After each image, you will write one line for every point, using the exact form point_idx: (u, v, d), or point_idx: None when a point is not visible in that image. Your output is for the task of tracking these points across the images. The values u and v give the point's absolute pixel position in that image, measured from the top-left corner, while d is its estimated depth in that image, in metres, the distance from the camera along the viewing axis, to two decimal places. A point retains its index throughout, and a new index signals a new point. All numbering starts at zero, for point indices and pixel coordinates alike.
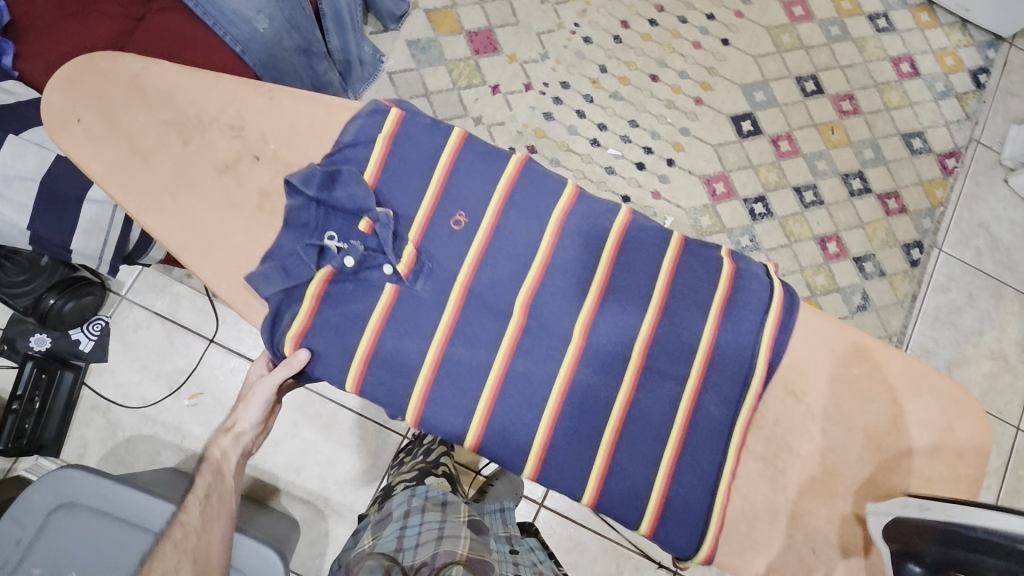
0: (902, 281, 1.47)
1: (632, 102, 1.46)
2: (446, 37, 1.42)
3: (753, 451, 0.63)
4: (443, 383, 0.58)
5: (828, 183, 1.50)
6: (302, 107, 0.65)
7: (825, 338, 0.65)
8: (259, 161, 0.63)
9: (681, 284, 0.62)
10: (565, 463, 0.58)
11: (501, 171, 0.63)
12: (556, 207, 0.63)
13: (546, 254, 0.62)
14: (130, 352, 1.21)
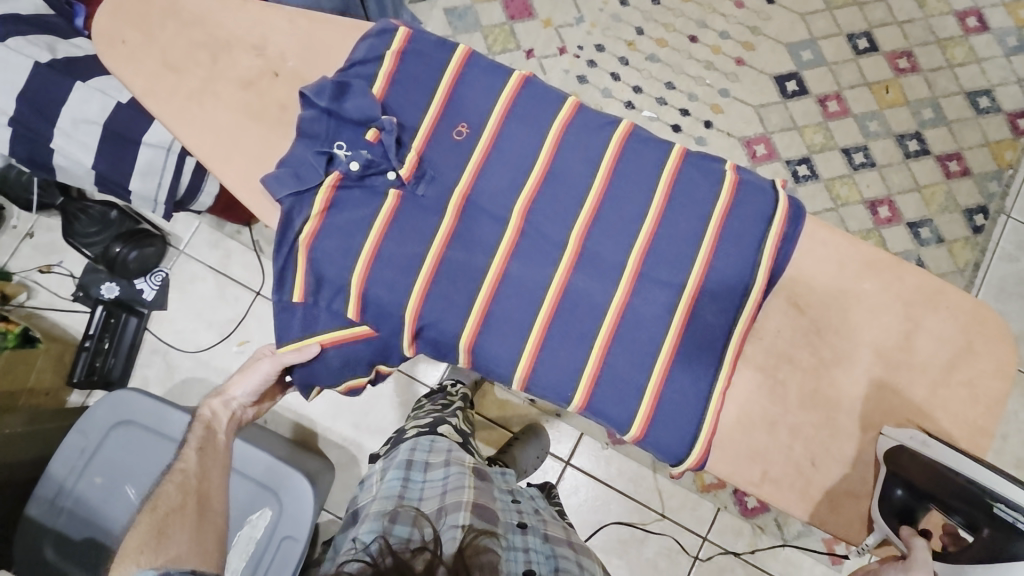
0: (963, 248, 1.37)
1: (669, 64, 1.44)
2: (482, 4, 1.45)
3: (754, 361, 0.67)
4: (443, 283, 0.63)
5: (880, 144, 1.42)
6: (328, 37, 0.69)
7: (838, 253, 0.68)
8: (278, 78, 0.68)
9: (679, 195, 0.64)
10: (559, 361, 0.63)
11: (504, 83, 0.66)
12: (557, 120, 0.66)
13: (545, 163, 0.65)
14: (186, 301, 1.31)
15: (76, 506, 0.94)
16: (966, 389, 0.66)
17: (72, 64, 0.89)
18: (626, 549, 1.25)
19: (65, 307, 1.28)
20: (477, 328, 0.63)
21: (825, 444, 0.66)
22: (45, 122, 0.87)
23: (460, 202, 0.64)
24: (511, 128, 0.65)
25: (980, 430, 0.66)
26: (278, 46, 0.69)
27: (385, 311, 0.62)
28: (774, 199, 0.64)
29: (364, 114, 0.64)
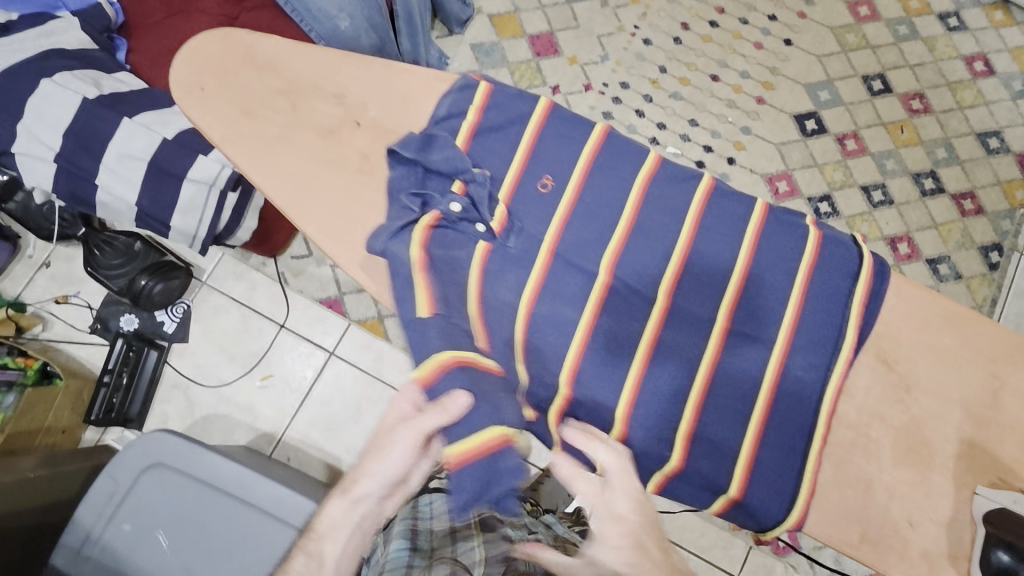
0: (981, 284, 1.40)
1: (691, 101, 1.47)
2: (509, 41, 1.48)
3: (845, 420, 0.65)
4: (537, 335, 0.64)
5: (897, 182, 1.45)
6: (403, 85, 0.70)
7: (922, 309, 0.66)
8: (360, 127, 0.69)
9: (764, 251, 0.66)
10: (654, 418, 0.63)
11: (585, 138, 0.68)
12: (638, 175, 0.68)
13: (629, 219, 0.67)
14: (208, 334, 1.27)
15: (102, 555, 0.89)
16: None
17: (118, 100, 0.87)
18: None
19: (82, 340, 1.24)
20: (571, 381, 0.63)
21: (921, 502, 0.62)
22: (89, 158, 0.86)
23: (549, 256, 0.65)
24: (594, 183, 0.68)
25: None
26: (362, 96, 0.70)
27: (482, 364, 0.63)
28: (858, 257, 0.66)
29: (454, 166, 0.65)
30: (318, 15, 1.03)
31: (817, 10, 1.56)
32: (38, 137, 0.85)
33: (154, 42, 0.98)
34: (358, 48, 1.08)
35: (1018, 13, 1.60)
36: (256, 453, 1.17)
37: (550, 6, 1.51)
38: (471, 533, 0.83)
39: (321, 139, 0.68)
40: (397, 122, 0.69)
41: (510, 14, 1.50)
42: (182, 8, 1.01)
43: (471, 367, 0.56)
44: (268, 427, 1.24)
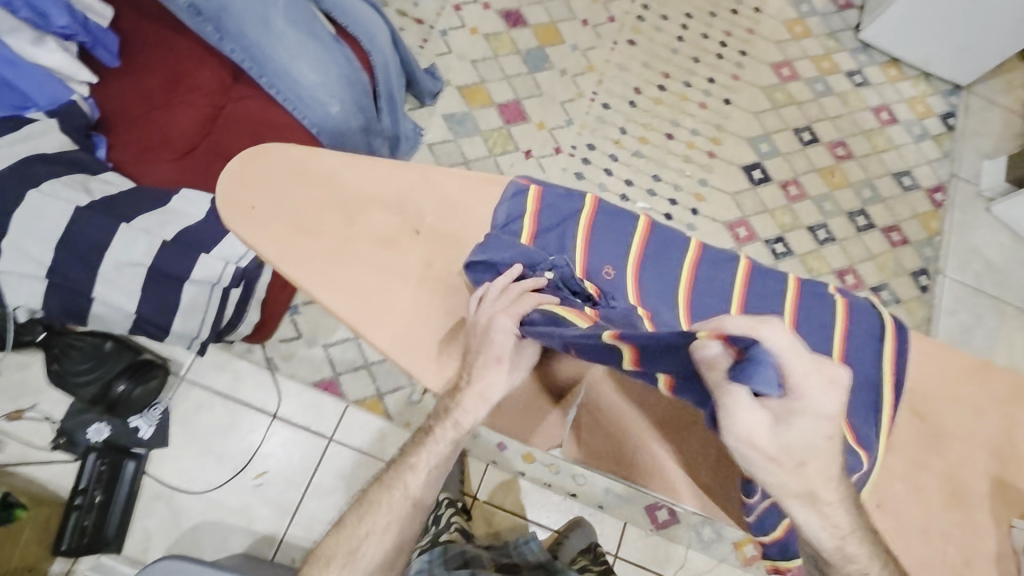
0: (917, 306, 1.58)
1: (652, 158, 1.58)
2: (479, 110, 1.53)
3: (898, 474, 0.68)
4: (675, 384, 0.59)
5: (836, 221, 1.63)
6: (449, 189, 0.75)
7: (940, 363, 0.73)
8: (418, 236, 0.72)
9: (803, 321, 0.72)
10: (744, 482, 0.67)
11: (632, 231, 0.73)
12: (685, 261, 0.73)
13: (685, 301, 0.72)
14: (191, 435, 1.18)
15: None
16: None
17: (113, 208, 0.84)
18: None
19: (42, 459, 1.12)
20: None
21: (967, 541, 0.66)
22: (84, 270, 0.82)
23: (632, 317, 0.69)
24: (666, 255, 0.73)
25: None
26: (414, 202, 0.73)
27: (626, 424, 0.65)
28: (881, 322, 0.72)
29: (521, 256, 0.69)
30: (309, 101, 1.02)
31: (747, 72, 1.74)
32: (26, 252, 0.80)
33: (136, 137, 0.97)
34: (348, 130, 1.07)
35: (906, 69, 1.87)
36: (259, 560, 1.08)
37: (514, 77, 1.59)
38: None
39: (372, 248, 0.71)
40: (446, 223, 0.73)
41: (477, 85, 1.56)
42: (164, 100, 0.99)
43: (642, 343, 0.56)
44: (267, 528, 1.15)
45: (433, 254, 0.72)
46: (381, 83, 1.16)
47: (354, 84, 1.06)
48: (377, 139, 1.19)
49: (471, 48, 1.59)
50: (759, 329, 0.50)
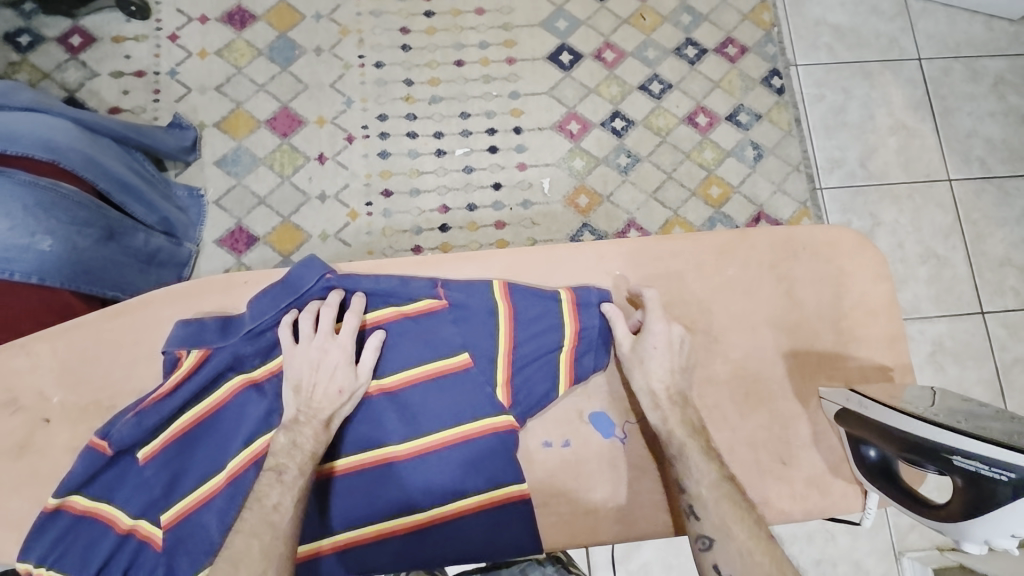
0: (779, 111, 1.48)
1: (451, 97, 1.42)
2: (248, 139, 1.37)
3: (711, 380, 0.65)
4: (427, 392, 0.60)
5: (666, 65, 1.48)
6: (81, 340, 0.66)
7: (691, 256, 0.67)
8: (51, 422, 0.65)
9: (343, 503, 0.60)
10: (456, 478, 0.60)
11: (219, 404, 0.60)
12: (238, 454, 0.60)
13: (240, 463, 0.59)
14: None
15: None
16: (858, 309, 0.67)
17: None
18: (679, 546, 1.23)
19: None
20: (472, 510, 0.60)
21: (781, 438, 0.64)
22: None
23: (245, 391, 0.60)
24: (114, 444, 0.57)
25: (892, 337, 0.66)
26: (28, 387, 0.66)
27: (429, 410, 0.60)
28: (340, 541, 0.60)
29: (300, 287, 0.60)
30: (10, 253, 0.87)
31: None
32: None
33: None
34: (82, 253, 0.97)
35: None
36: None
37: (268, 82, 1.40)
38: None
39: (16, 461, 0.64)
40: (79, 391, 0.66)
41: (234, 111, 1.38)
42: None
43: (444, 377, 0.60)
44: None
45: (79, 433, 0.65)
46: (100, 180, 1.04)
47: (54, 206, 0.93)
48: (136, 234, 1.12)
49: (209, 75, 1.39)
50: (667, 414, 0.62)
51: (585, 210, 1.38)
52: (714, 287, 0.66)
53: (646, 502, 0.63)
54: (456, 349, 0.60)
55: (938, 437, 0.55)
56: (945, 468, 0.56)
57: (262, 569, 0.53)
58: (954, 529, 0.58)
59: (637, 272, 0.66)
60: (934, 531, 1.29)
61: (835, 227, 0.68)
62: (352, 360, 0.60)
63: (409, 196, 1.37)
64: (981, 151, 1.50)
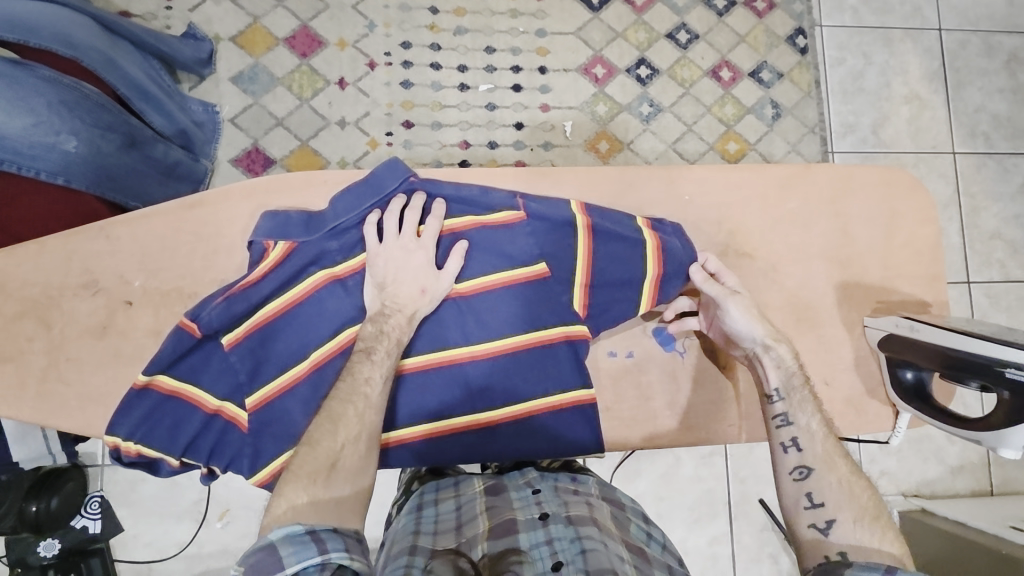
0: (800, 72, 1.49)
1: (478, 29, 1.39)
2: (266, 57, 1.32)
3: (768, 307, 0.69)
4: (503, 299, 0.63)
5: (694, 15, 1.47)
6: (150, 229, 0.67)
7: (755, 187, 0.69)
8: (133, 305, 0.67)
9: (426, 397, 0.63)
10: (533, 377, 0.64)
11: (302, 299, 0.61)
12: (322, 346, 0.62)
13: (323, 355, 0.62)
14: (140, 510, 1.18)
15: None
16: (904, 249, 0.71)
17: None
18: (671, 481, 1.32)
19: None
20: (544, 409, 0.64)
21: (823, 361, 0.69)
22: None
23: (329, 285, 0.62)
24: (203, 327, 0.58)
25: (932, 278, 0.71)
26: (104, 269, 0.67)
27: (508, 316, 0.63)
28: (423, 433, 0.64)
29: (383, 188, 0.62)
30: (36, 150, 0.83)
31: None
32: None
33: None
34: (105, 158, 0.94)
35: None
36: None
37: None
38: (473, 504, 0.76)
39: (99, 341, 0.67)
40: (160, 277, 0.67)
41: (252, 25, 1.32)
42: None
43: (521, 285, 0.63)
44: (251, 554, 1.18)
45: (161, 317, 0.68)
46: (120, 85, 1.00)
47: (77, 106, 0.88)
48: (156, 144, 1.07)
49: None
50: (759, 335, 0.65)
51: (606, 156, 1.39)
52: (775, 219, 0.69)
53: (701, 412, 0.69)
54: (535, 258, 0.63)
55: (996, 353, 0.62)
56: (997, 382, 0.63)
57: (359, 433, 0.57)
58: (995, 439, 0.65)
59: (704, 197, 0.69)
60: (903, 477, 1.41)
61: (891, 169, 0.71)
62: (433, 261, 0.62)
63: (431, 128, 1.35)
64: (986, 126, 1.55)
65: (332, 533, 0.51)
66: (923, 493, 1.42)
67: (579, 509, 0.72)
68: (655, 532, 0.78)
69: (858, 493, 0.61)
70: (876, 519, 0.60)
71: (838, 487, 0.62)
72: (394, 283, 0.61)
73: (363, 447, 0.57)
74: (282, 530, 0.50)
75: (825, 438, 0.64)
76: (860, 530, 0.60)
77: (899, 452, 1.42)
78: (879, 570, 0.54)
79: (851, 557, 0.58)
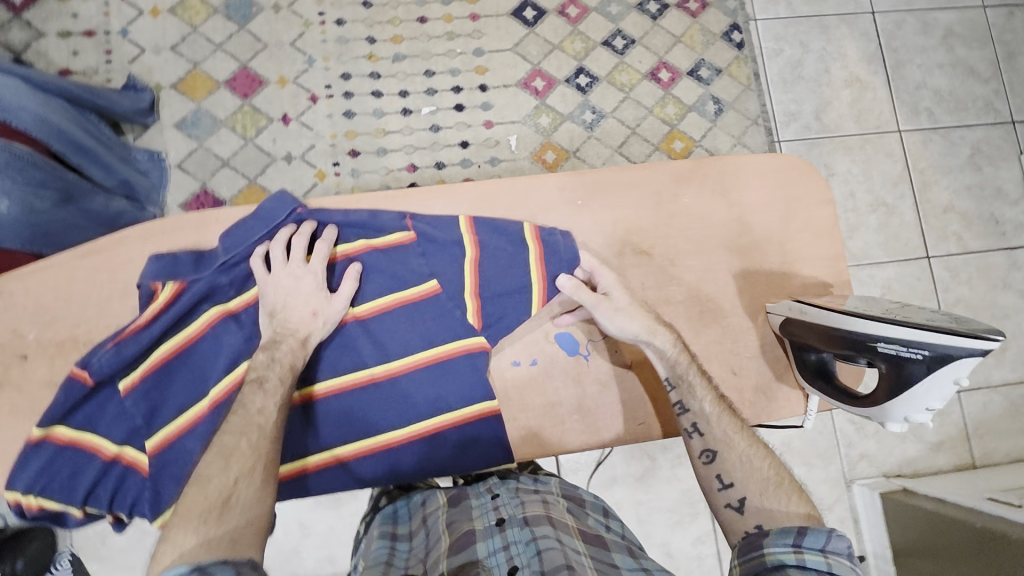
0: (738, 66, 1.51)
1: (415, 55, 1.41)
2: (208, 100, 1.34)
3: (676, 301, 0.71)
4: (402, 318, 0.65)
5: (629, 21, 1.49)
6: (49, 282, 0.68)
7: (648, 184, 0.71)
8: (28, 358, 0.68)
9: (335, 421, 0.65)
10: (440, 392, 0.65)
11: (197, 337, 0.63)
12: (220, 382, 0.63)
13: (222, 391, 0.63)
14: (108, 564, 1.16)
15: None
16: (804, 231, 0.73)
17: None
18: (648, 483, 1.30)
19: None
20: (456, 423, 0.65)
21: (732, 351, 0.71)
22: None
23: (223, 321, 0.64)
24: (95, 373, 0.60)
25: (835, 258, 0.73)
26: (5, 326, 0.68)
27: (410, 334, 0.65)
28: (334, 458, 0.65)
29: (273, 219, 0.65)
30: None
31: None
32: None
33: None
34: (39, 216, 0.95)
35: None
36: None
37: (226, 42, 1.36)
38: (437, 523, 0.72)
39: None
40: (56, 326, 0.68)
41: (192, 71, 1.35)
42: None
43: (414, 304, 0.65)
44: None
45: (56, 367, 0.68)
46: (54, 141, 1.01)
47: (8, 167, 0.90)
48: (95, 197, 1.09)
49: (163, 35, 1.35)
50: (654, 338, 0.67)
51: (553, 166, 1.41)
52: (671, 214, 0.71)
53: (608, 412, 0.69)
54: (425, 278, 0.65)
55: (872, 331, 0.64)
56: (873, 357, 0.65)
57: (253, 464, 0.56)
58: (881, 414, 0.69)
59: (598, 201, 0.71)
60: (882, 459, 1.40)
61: (782, 155, 0.74)
62: (323, 286, 0.64)
63: (376, 155, 1.37)
64: (928, 102, 1.57)
65: (221, 566, 0.48)
66: (905, 473, 1.41)
67: (537, 508, 0.70)
68: (614, 523, 0.75)
69: (759, 465, 0.64)
70: (780, 484, 0.63)
71: (742, 465, 0.65)
72: (284, 310, 0.63)
73: (258, 478, 0.56)
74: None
75: (722, 417, 0.66)
76: (769, 500, 0.63)
77: (875, 433, 1.41)
78: (792, 534, 0.57)
79: (766, 528, 0.61)
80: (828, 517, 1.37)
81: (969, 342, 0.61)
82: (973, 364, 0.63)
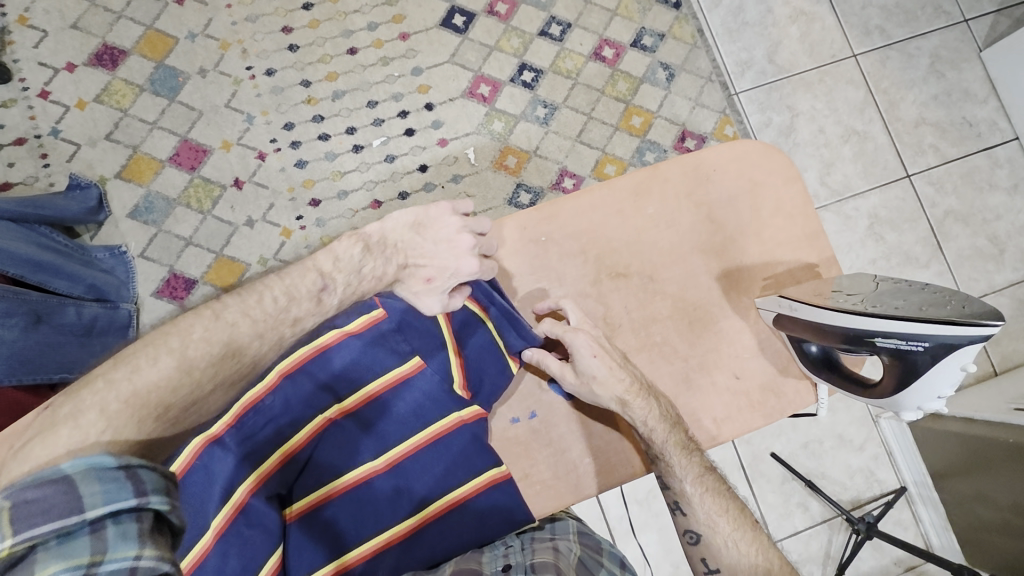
0: (680, 26, 1.47)
1: (354, 88, 1.37)
2: (155, 183, 1.31)
3: (666, 316, 0.76)
4: (395, 401, 0.67)
5: (560, 5, 1.45)
6: None
7: (614, 205, 0.77)
8: None
9: (345, 522, 0.62)
10: (456, 463, 0.67)
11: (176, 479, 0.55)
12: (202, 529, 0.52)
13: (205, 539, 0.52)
14: None
15: None
16: (776, 216, 0.78)
17: None
18: None
19: None
20: (481, 488, 0.67)
21: (730, 354, 0.76)
22: None
23: (209, 449, 0.55)
24: None
25: (812, 235, 0.79)
26: None
27: (407, 417, 0.67)
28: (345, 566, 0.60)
29: None
30: None
31: None
32: None
33: None
34: (13, 345, 0.91)
35: None
36: None
37: (160, 118, 1.32)
38: None
39: None
40: None
41: (133, 155, 1.31)
42: None
43: (402, 384, 0.68)
44: None
45: None
46: (9, 265, 0.98)
47: None
48: (66, 309, 1.06)
49: (95, 125, 1.31)
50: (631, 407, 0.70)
51: (516, 170, 1.38)
52: (638, 228, 0.77)
53: (618, 449, 0.75)
54: (407, 356, 0.68)
55: (873, 328, 0.66)
56: (874, 350, 0.69)
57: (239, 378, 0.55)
58: (892, 404, 0.73)
59: (566, 234, 0.76)
60: None
61: (740, 143, 0.78)
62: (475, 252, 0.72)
63: (338, 199, 1.34)
64: (878, 20, 1.53)
65: (151, 471, 0.42)
66: None
67: (546, 555, 0.62)
68: None
69: (747, 551, 0.70)
70: (768, 571, 0.70)
71: (726, 550, 0.71)
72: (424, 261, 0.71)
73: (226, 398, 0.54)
74: (82, 462, 0.40)
75: (704, 500, 0.72)
76: None
77: None
78: None
79: None
80: (862, 457, 1.36)
81: (970, 330, 0.63)
82: (978, 349, 0.65)
